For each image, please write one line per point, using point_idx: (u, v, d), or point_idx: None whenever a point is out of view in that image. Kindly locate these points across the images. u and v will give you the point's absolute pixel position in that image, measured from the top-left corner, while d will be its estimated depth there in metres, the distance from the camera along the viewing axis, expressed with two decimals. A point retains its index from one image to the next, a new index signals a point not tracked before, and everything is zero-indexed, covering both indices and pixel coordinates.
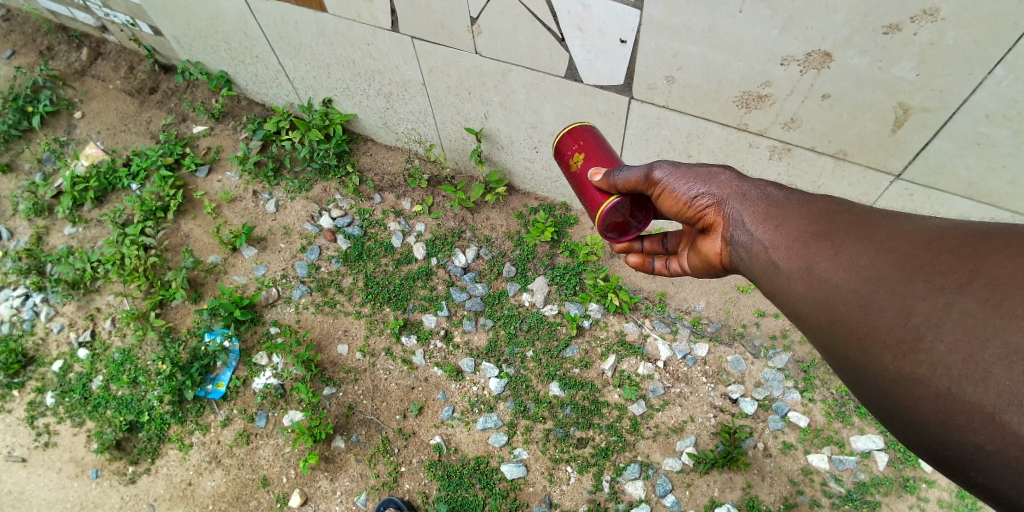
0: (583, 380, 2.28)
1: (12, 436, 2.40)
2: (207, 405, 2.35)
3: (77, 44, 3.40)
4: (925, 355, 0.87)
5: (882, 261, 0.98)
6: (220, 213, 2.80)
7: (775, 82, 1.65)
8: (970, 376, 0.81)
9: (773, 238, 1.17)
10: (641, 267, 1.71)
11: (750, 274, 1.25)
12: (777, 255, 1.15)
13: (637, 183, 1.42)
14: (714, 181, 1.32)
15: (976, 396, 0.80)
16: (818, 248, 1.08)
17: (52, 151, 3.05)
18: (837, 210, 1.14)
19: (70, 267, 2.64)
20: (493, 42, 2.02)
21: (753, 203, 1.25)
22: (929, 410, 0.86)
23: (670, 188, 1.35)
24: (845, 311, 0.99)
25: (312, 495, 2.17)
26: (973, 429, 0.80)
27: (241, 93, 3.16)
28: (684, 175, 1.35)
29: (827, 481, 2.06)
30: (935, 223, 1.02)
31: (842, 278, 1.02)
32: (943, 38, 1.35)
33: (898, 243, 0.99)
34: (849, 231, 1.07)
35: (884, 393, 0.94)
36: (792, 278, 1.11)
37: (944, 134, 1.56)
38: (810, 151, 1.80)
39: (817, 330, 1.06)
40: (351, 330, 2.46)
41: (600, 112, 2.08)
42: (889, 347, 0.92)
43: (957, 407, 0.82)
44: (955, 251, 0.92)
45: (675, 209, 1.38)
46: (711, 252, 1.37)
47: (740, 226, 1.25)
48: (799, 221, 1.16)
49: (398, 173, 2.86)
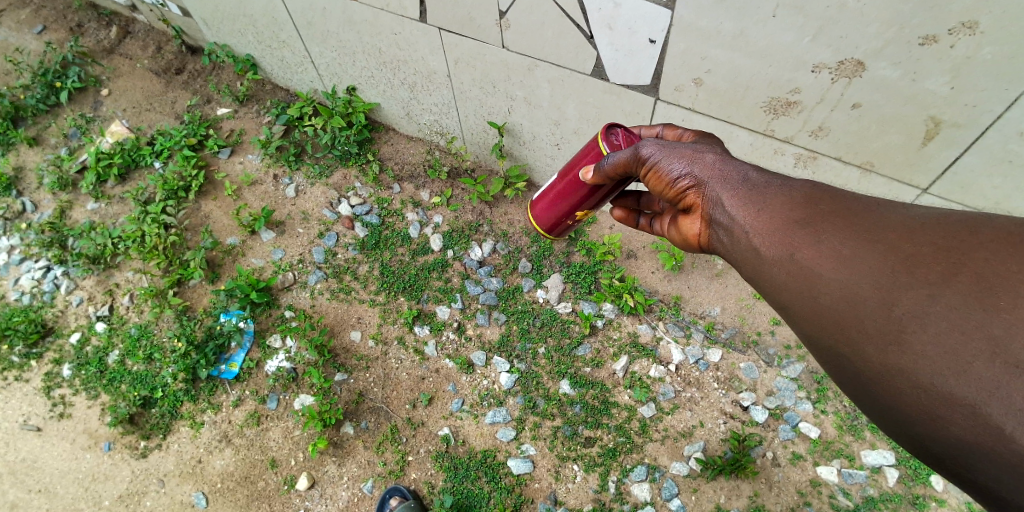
0: (594, 380, 2.28)
1: (29, 405, 2.44)
2: (220, 385, 2.37)
3: (106, 22, 3.43)
4: (909, 348, 0.88)
5: (866, 252, 0.98)
6: (240, 195, 2.82)
7: (804, 89, 1.63)
8: (954, 370, 0.83)
9: (755, 224, 1.14)
10: (625, 221, 1.70)
11: (730, 259, 1.22)
12: (760, 241, 1.12)
13: (624, 163, 1.40)
14: (699, 161, 1.27)
15: (958, 389, 0.82)
16: (800, 236, 1.06)
17: (78, 127, 3.08)
18: (820, 195, 1.12)
19: (91, 242, 2.67)
20: (520, 36, 2.01)
21: (734, 186, 1.21)
22: (911, 401, 0.89)
23: (657, 166, 1.31)
24: (829, 301, 1.00)
25: (319, 479, 2.19)
26: (953, 420, 0.84)
27: (265, 78, 3.18)
28: (671, 153, 1.30)
29: (835, 494, 2.04)
30: (918, 212, 1.02)
31: (826, 268, 1.01)
32: (978, 53, 1.33)
33: (882, 232, 0.99)
34: (834, 219, 1.05)
35: (865, 382, 0.97)
36: (773, 266, 1.09)
37: (974, 150, 1.53)
38: (835, 160, 1.78)
39: (798, 318, 1.07)
40: (365, 317, 2.47)
41: (623, 111, 2.07)
42: (873, 339, 0.93)
43: (939, 399, 0.85)
44: (939, 244, 0.93)
45: (660, 186, 1.33)
46: (688, 230, 1.35)
47: (719, 207, 1.22)
48: (784, 207, 1.12)
49: (419, 163, 2.86)
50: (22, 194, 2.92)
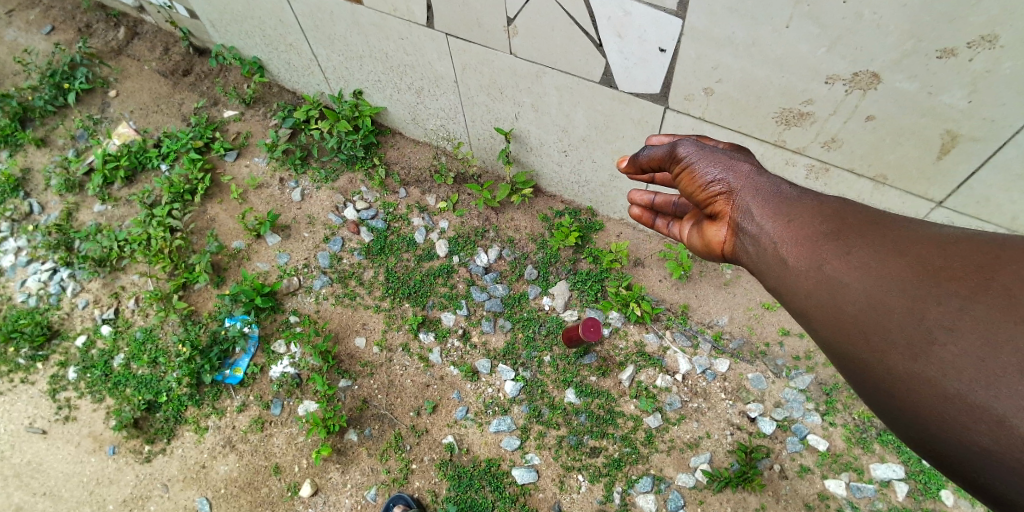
0: (600, 389, 2.26)
1: (35, 407, 2.44)
2: (224, 390, 2.37)
3: (114, 23, 3.43)
4: (935, 357, 0.85)
5: (894, 265, 0.96)
6: (246, 199, 2.81)
7: (818, 100, 1.60)
8: (980, 379, 0.80)
9: (782, 233, 1.15)
10: (640, 219, 1.71)
11: (757, 269, 1.22)
12: (787, 251, 1.13)
13: (659, 160, 1.41)
14: (734, 169, 1.29)
15: (983, 399, 0.79)
16: (828, 247, 1.05)
17: (86, 128, 3.09)
18: (849, 211, 1.11)
19: (97, 244, 2.67)
20: (528, 42, 1.99)
21: (764, 196, 1.23)
22: (934, 412, 0.85)
23: (692, 168, 1.34)
24: (854, 311, 0.98)
25: (323, 486, 2.18)
26: (977, 431, 0.80)
27: (272, 80, 3.17)
28: (708, 155, 1.32)
29: (843, 508, 2.01)
30: (948, 231, 1.00)
31: (852, 278, 1.00)
32: (998, 67, 1.30)
33: (911, 247, 0.97)
34: (862, 232, 1.04)
35: (886, 394, 0.93)
36: (799, 274, 1.09)
37: (991, 165, 1.49)
38: (848, 172, 1.75)
39: (821, 329, 1.04)
40: (369, 323, 2.46)
41: (632, 119, 2.04)
42: (897, 349, 0.90)
43: (962, 410, 0.81)
44: (970, 259, 0.90)
45: (691, 187, 1.36)
46: (713, 236, 1.37)
47: (749, 217, 1.23)
48: (812, 219, 1.13)
49: (425, 168, 2.85)
50: (30, 196, 2.92)
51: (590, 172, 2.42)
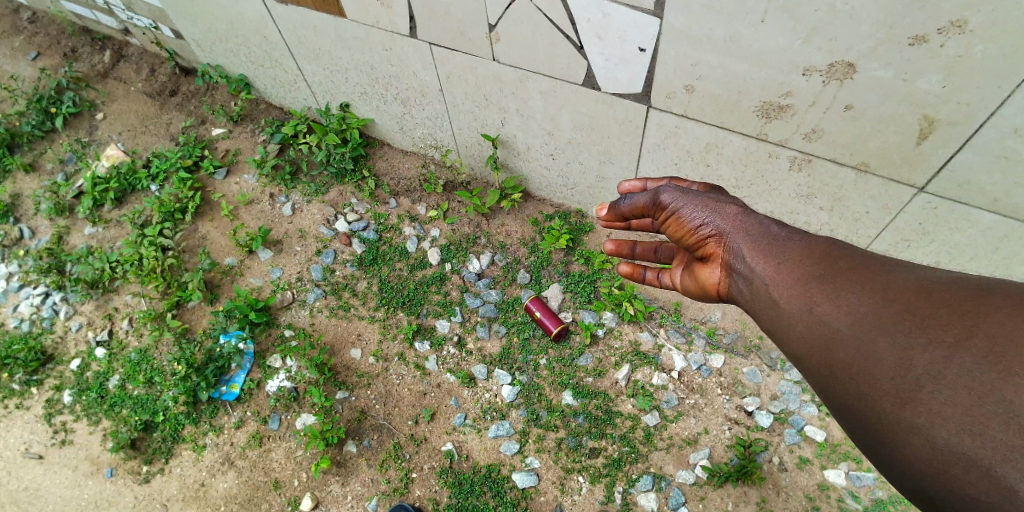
0: (597, 390, 2.27)
1: (30, 433, 2.43)
2: (221, 407, 2.36)
3: (100, 46, 3.44)
4: (924, 406, 0.89)
5: (881, 309, 1.01)
6: (238, 216, 2.82)
7: (797, 92, 1.62)
8: (968, 429, 0.84)
9: (774, 276, 1.22)
10: (632, 276, 1.75)
11: (752, 310, 1.29)
12: (778, 294, 1.19)
13: (642, 207, 1.50)
14: (721, 212, 1.38)
15: (973, 450, 0.82)
16: (818, 291, 1.12)
17: (74, 152, 3.09)
18: (837, 254, 1.18)
19: (89, 267, 2.66)
20: (511, 48, 2.02)
21: (753, 238, 1.31)
22: (926, 459, 0.88)
23: (678, 213, 1.44)
24: (845, 356, 1.03)
25: (323, 499, 2.18)
26: (968, 481, 0.83)
27: (259, 96, 3.18)
28: (690, 200, 1.42)
29: (844, 497, 2.03)
30: (935, 275, 1.05)
31: (843, 324, 1.05)
32: (970, 52, 1.33)
33: (899, 292, 1.02)
34: (850, 277, 1.10)
35: (878, 440, 0.97)
36: (792, 319, 1.14)
37: (970, 148, 1.52)
38: (831, 162, 1.77)
39: (815, 372, 1.10)
40: (364, 334, 2.46)
41: (617, 119, 2.07)
42: (889, 396, 0.94)
43: (953, 459, 0.84)
44: (954, 304, 0.95)
45: (679, 233, 1.46)
46: (707, 278, 1.45)
47: (740, 258, 1.32)
48: (800, 261, 1.20)
49: (414, 178, 2.85)
50: (20, 221, 2.92)
51: (578, 175, 2.44)
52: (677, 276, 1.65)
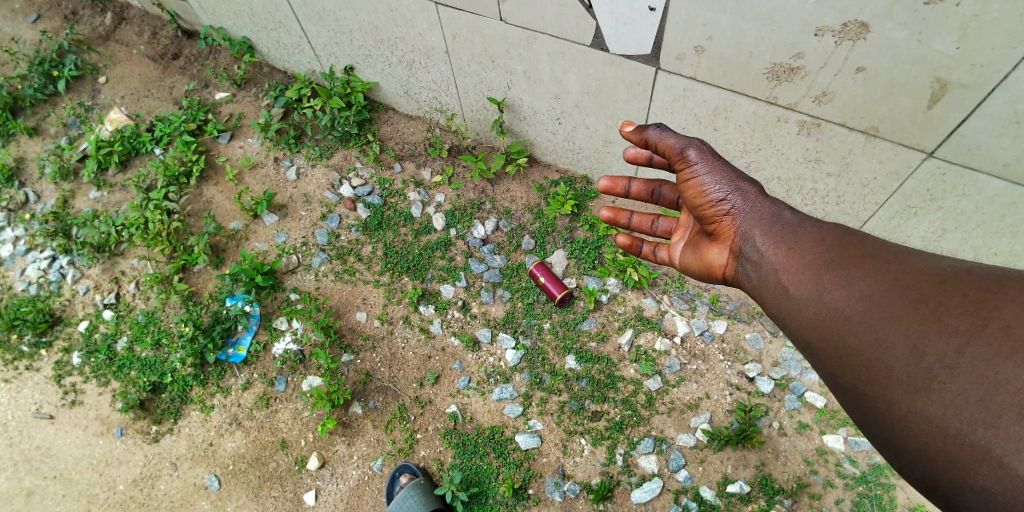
0: (600, 355, 2.29)
1: (41, 393, 2.46)
2: (228, 369, 2.39)
3: (101, 8, 3.39)
4: (937, 395, 0.94)
5: (894, 297, 1.05)
6: (242, 180, 2.81)
7: (808, 53, 1.60)
8: (982, 420, 0.88)
9: (785, 262, 1.27)
10: (629, 247, 1.79)
11: (759, 294, 1.34)
12: (790, 279, 1.24)
13: (669, 147, 1.49)
14: (742, 190, 1.41)
15: (985, 440, 0.87)
16: (831, 278, 1.16)
17: (77, 115, 3.07)
18: (850, 241, 1.21)
19: (95, 230, 2.67)
20: (519, 8, 1.99)
21: (766, 223, 1.37)
22: (937, 448, 0.93)
23: (698, 179, 1.46)
24: (856, 344, 1.07)
25: (330, 459, 2.22)
26: (979, 471, 0.87)
27: (263, 60, 3.15)
28: (714, 166, 1.44)
29: (841, 462, 2.05)
30: (945, 263, 1.08)
31: (855, 311, 1.09)
32: (986, 10, 1.31)
33: (912, 280, 1.06)
34: (862, 265, 1.14)
35: (886, 427, 1.01)
36: (803, 304, 1.19)
37: (981, 112, 1.50)
38: (841, 126, 1.75)
39: (824, 358, 1.14)
40: (369, 298, 2.48)
41: (625, 82, 2.05)
42: (900, 385, 0.98)
43: (965, 449, 0.89)
44: (968, 294, 0.98)
45: (696, 198, 1.48)
46: (715, 259, 1.51)
47: (751, 244, 1.37)
48: (813, 247, 1.24)
49: (419, 142, 2.84)
50: (25, 185, 2.92)
51: (584, 140, 2.43)
52: (676, 251, 1.70)
